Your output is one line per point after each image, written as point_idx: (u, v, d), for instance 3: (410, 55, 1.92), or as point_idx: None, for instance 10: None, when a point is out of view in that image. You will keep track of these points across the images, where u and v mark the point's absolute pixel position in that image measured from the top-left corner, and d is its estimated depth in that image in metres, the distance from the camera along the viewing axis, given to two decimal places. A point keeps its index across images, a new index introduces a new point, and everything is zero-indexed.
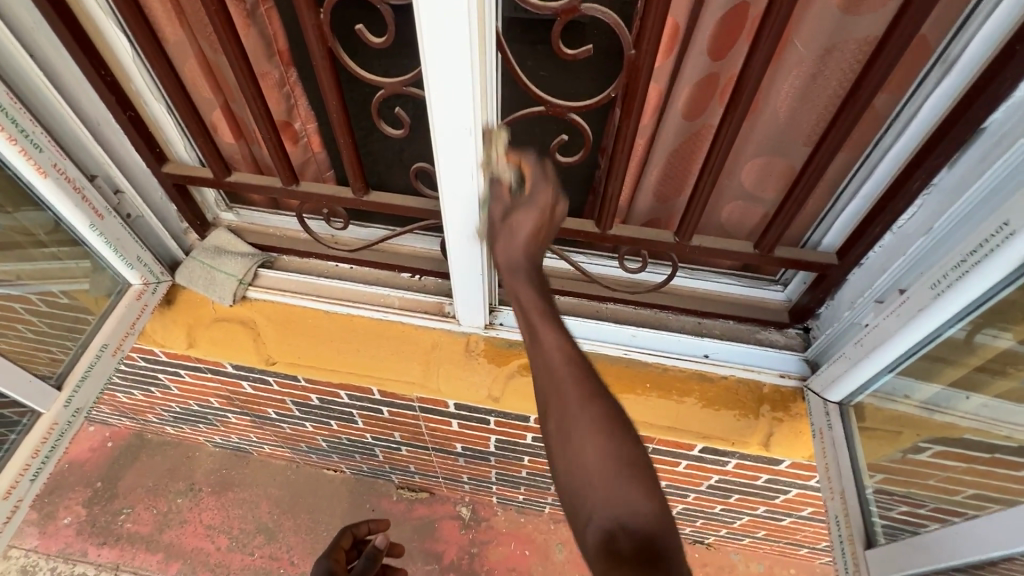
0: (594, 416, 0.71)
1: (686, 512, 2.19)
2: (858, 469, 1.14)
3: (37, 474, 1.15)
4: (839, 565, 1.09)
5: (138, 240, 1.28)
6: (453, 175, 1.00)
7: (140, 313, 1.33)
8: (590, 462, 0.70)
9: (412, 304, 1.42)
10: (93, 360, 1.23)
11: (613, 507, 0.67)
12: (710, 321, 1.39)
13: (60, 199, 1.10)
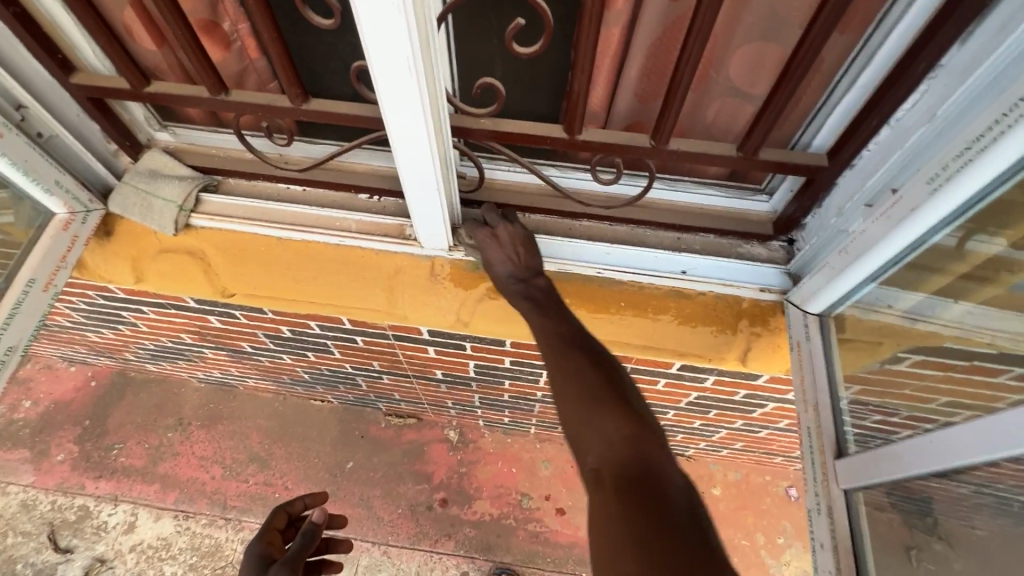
0: (579, 376, 0.88)
1: (667, 428, 2.24)
2: (834, 380, 1.10)
3: None
4: (807, 473, 1.09)
5: (54, 163, 1.15)
6: (394, 98, 0.86)
7: (71, 245, 1.22)
8: (577, 405, 0.84)
9: (371, 228, 1.30)
10: (21, 295, 1.11)
11: (597, 439, 0.78)
12: (690, 236, 1.30)
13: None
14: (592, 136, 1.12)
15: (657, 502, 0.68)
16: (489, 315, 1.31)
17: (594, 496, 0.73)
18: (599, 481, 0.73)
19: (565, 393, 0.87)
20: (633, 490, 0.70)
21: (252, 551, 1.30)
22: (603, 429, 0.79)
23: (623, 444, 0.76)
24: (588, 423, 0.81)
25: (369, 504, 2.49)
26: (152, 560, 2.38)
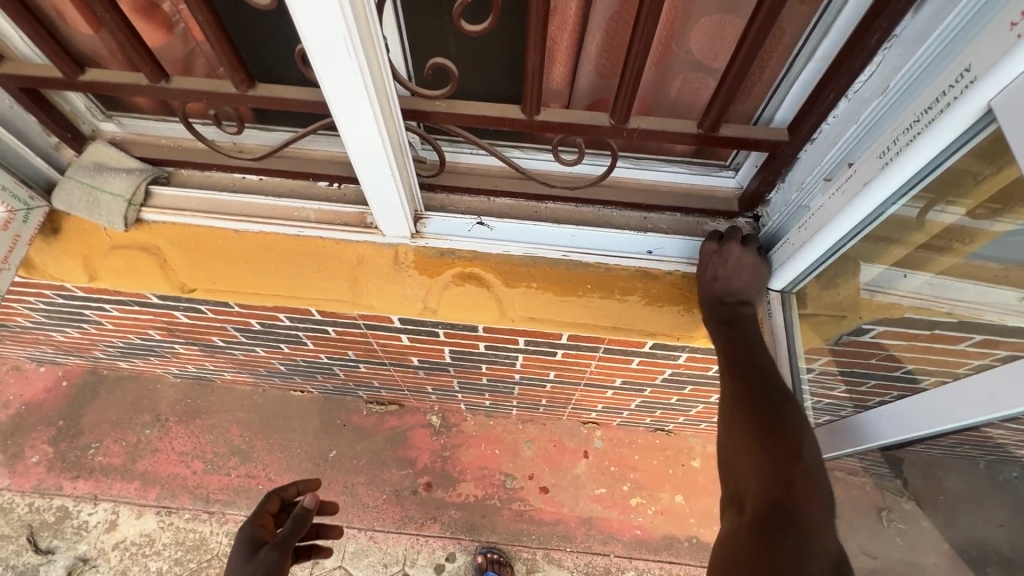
0: (743, 404, 0.96)
1: (646, 404, 2.27)
2: (793, 351, 1.16)
3: None
4: None
5: None
6: (338, 85, 0.82)
7: (13, 245, 1.19)
8: (728, 439, 0.94)
9: (331, 216, 1.26)
10: None
11: (748, 472, 0.88)
12: (656, 216, 1.30)
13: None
14: (553, 116, 1.09)
15: (792, 541, 0.78)
16: (457, 302, 1.28)
17: (734, 519, 0.86)
18: (740, 509, 0.86)
19: (731, 426, 0.95)
20: (770, 527, 0.80)
21: (243, 533, 1.31)
22: (753, 463, 0.89)
23: (772, 483, 0.85)
24: (742, 453, 0.91)
25: (353, 491, 2.50)
26: (136, 557, 2.37)
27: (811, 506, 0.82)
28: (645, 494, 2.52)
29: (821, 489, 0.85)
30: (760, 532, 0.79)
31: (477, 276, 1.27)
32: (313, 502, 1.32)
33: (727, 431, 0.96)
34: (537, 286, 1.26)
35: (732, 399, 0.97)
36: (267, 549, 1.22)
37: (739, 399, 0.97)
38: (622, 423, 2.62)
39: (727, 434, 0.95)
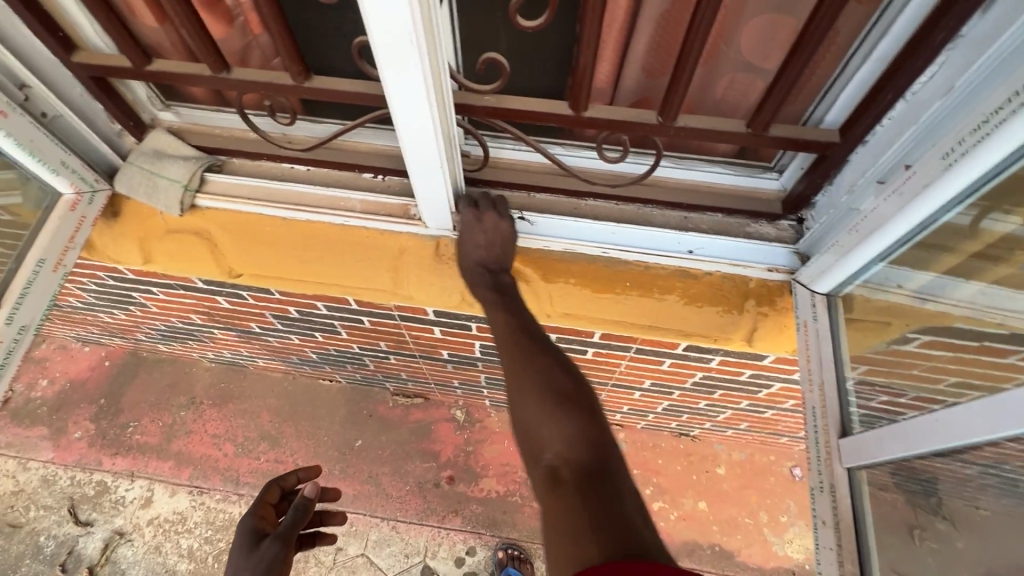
0: (530, 376, 0.97)
1: (672, 408, 2.25)
2: (841, 360, 1.08)
3: None
4: (811, 453, 1.07)
5: (59, 143, 1.14)
6: (400, 75, 0.85)
7: (79, 225, 1.20)
8: (528, 413, 0.93)
9: (375, 207, 1.29)
10: (32, 276, 1.09)
11: (552, 437, 0.88)
12: (697, 216, 1.30)
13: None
14: (598, 113, 1.10)
15: (611, 496, 0.78)
16: None
17: (550, 495, 0.81)
18: (555, 477, 0.82)
19: (537, 392, 0.95)
20: (591, 485, 0.80)
21: (245, 522, 1.36)
22: (557, 425, 0.89)
23: (578, 444, 0.86)
24: (544, 419, 0.90)
25: (377, 480, 2.54)
26: (169, 534, 2.44)
27: (626, 471, 0.83)
28: (667, 499, 2.50)
29: (617, 453, 0.87)
30: (579, 492, 0.78)
31: (515, 271, 1.29)
32: (313, 492, 1.36)
33: (519, 399, 0.96)
34: (575, 283, 1.27)
35: (532, 366, 0.99)
36: (269, 540, 1.27)
37: (527, 372, 0.98)
38: (646, 427, 2.60)
39: (517, 403, 0.95)
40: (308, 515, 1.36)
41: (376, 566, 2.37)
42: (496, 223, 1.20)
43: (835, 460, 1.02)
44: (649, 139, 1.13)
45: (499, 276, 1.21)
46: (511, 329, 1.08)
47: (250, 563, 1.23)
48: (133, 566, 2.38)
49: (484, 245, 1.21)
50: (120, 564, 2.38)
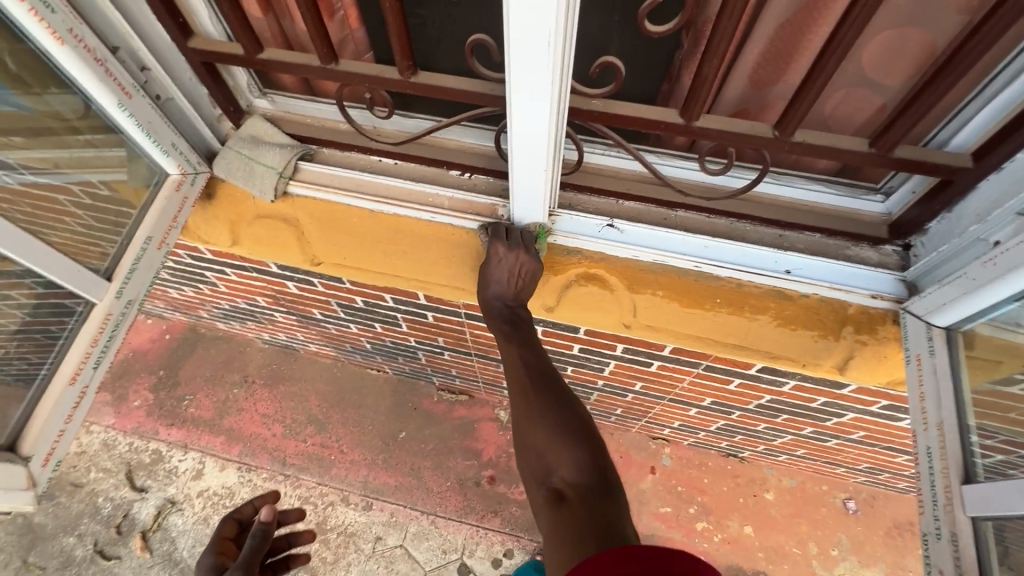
0: (538, 406, 1.03)
1: (727, 428, 2.18)
2: (963, 399, 0.97)
3: (100, 360, 1.14)
4: (924, 500, 0.96)
5: (171, 125, 1.17)
6: (524, 74, 0.84)
7: (182, 205, 1.24)
8: (537, 440, 0.99)
9: (463, 206, 1.30)
10: (139, 253, 1.17)
11: (558, 461, 0.95)
12: (793, 234, 1.25)
13: (77, 69, 0.96)
14: (709, 124, 1.06)
15: (607, 514, 0.84)
16: (579, 302, 1.27)
17: (554, 513, 0.87)
18: (561, 499, 0.89)
19: (539, 420, 1.01)
20: (591, 503, 0.86)
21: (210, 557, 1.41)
22: (567, 458, 0.94)
23: (582, 468, 0.93)
24: (550, 448, 0.96)
25: (419, 474, 2.56)
26: (217, 507, 2.51)
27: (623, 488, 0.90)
28: (711, 520, 2.43)
29: (616, 477, 0.93)
30: (581, 510, 0.84)
31: (599, 278, 1.26)
32: (265, 517, 1.34)
33: (528, 433, 1.02)
34: (662, 295, 1.23)
35: (537, 405, 1.03)
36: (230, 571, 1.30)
37: (534, 406, 1.03)
38: (693, 444, 2.54)
39: (526, 436, 1.01)
40: (265, 542, 1.36)
41: (414, 559, 2.38)
42: (514, 255, 1.17)
43: (955, 508, 0.89)
44: (758, 153, 1.08)
45: (518, 310, 1.22)
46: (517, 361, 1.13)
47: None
48: (183, 535, 2.45)
49: (509, 282, 1.20)
50: (171, 532, 2.46)
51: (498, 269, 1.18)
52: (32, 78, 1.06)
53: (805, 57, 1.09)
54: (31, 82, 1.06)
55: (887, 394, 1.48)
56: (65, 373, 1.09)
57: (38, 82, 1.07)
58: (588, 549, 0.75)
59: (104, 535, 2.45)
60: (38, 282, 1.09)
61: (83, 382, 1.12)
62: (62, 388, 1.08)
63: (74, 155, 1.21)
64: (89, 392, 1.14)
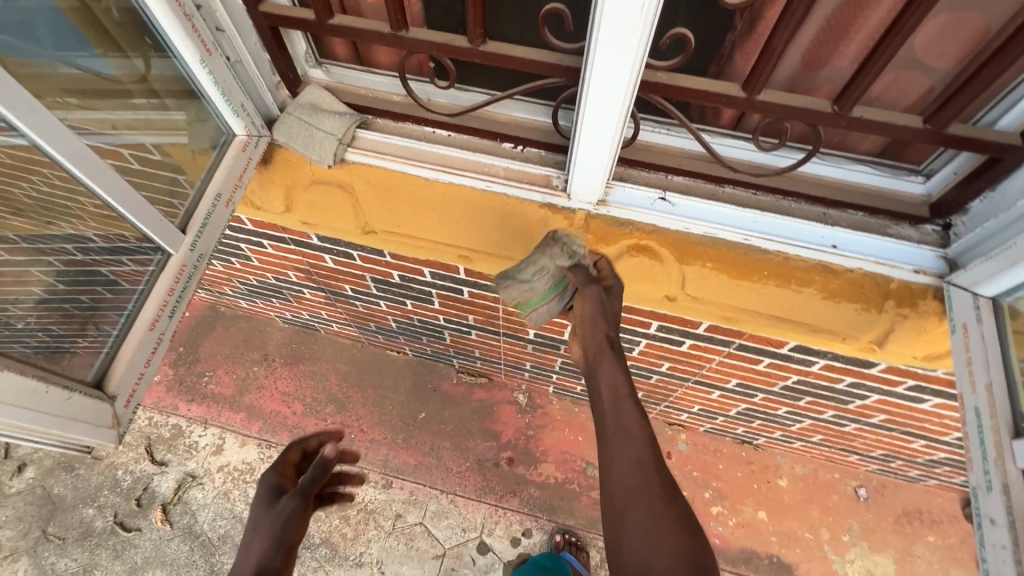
0: (639, 463, 0.91)
1: (746, 413, 2.23)
2: (1010, 365, 1.02)
3: (175, 310, 1.26)
4: (972, 460, 1.00)
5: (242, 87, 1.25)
6: (614, 32, 0.90)
7: (246, 166, 1.34)
8: (634, 508, 0.87)
9: (519, 175, 1.33)
10: (211, 208, 1.28)
11: (656, 548, 0.82)
12: (837, 212, 1.29)
13: (168, 22, 1.05)
14: (771, 98, 1.11)
15: None
16: (626, 273, 1.31)
17: None
18: None
19: (637, 477, 0.89)
20: None
21: (266, 480, 1.27)
22: (670, 553, 0.81)
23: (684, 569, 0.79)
24: (647, 522, 0.84)
25: (439, 454, 2.58)
26: (237, 482, 2.52)
27: None
28: (726, 504, 2.47)
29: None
30: None
31: (650, 250, 1.30)
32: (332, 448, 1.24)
33: (621, 493, 0.89)
34: (711, 267, 1.27)
35: (637, 462, 0.90)
36: (288, 497, 1.19)
37: (634, 463, 0.91)
38: (709, 430, 2.58)
39: (623, 464, 0.92)
40: (327, 475, 1.23)
41: (434, 536, 2.41)
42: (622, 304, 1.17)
43: (1005, 463, 0.94)
44: (814, 128, 1.13)
45: (618, 348, 1.08)
46: (622, 402, 0.99)
47: (269, 523, 1.16)
48: (204, 509, 2.47)
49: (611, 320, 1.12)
50: (191, 505, 2.47)
51: (614, 298, 1.15)
52: (122, 40, 1.17)
53: (855, 40, 1.15)
54: (126, 46, 1.18)
55: (915, 374, 1.53)
56: (144, 319, 1.20)
57: (128, 44, 1.18)
58: None
59: (124, 507, 2.46)
60: (77, 248, 1.24)
61: (160, 330, 1.22)
62: (142, 332, 1.19)
63: (132, 117, 1.23)
64: (165, 340, 1.23)
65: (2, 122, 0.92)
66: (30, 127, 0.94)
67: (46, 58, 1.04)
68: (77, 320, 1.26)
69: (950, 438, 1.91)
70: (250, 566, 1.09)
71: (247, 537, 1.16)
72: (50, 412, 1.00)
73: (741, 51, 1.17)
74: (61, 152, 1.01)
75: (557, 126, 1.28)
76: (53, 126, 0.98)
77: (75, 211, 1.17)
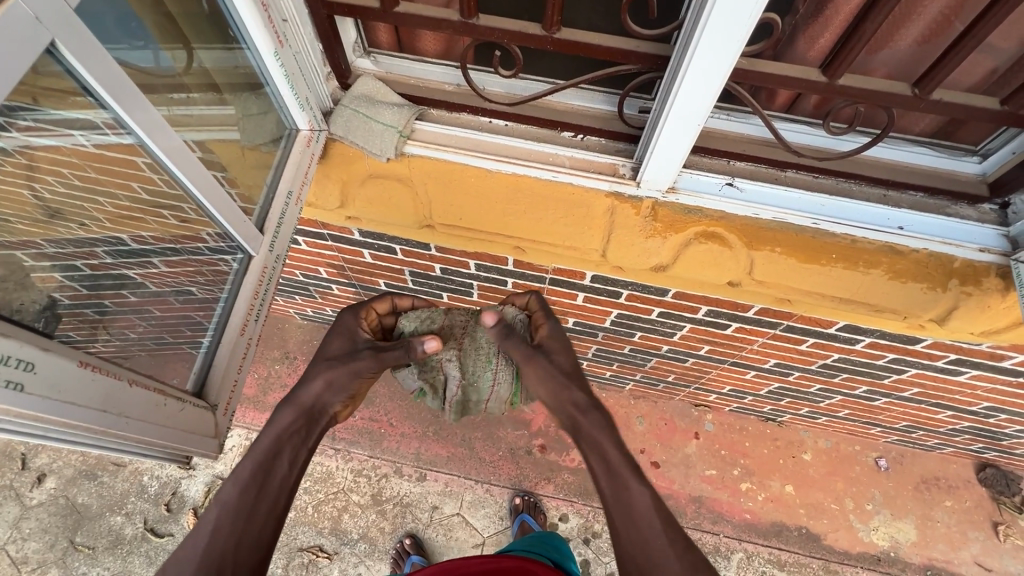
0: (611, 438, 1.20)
1: (778, 391, 2.28)
2: None
3: (260, 314, 1.32)
4: None
5: (306, 78, 1.26)
6: (714, 31, 0.94)
7: (310, 162, 1.35)
8: (632, 508, 1.11)
9: (584, 165, 1.32)
10: (284, 207, 1.31)
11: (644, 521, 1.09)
12: (896, 193, 1.31)
13: (249, 15, 1.04)
14: (851, 82, 1.12)
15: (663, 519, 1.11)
16: (694, 259, 1.34)
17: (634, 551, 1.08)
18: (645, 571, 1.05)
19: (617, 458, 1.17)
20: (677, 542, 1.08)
21: (349, 320, 1.32)
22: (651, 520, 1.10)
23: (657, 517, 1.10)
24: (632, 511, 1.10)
25: (471, 444, 2.57)
26: None
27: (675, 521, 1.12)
28: (755, 480, 2.53)
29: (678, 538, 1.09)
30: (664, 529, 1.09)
31: (719, 236, 1.32)
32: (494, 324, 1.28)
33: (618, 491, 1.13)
34: (781, 251, 1.30)
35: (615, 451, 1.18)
36: (371, 351, 1.25)
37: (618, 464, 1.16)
38: (736, 410, 2.63)
39: (620, 506, 1.12)
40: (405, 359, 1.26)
41: (472, 526, 2.43)
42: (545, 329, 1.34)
43: None
44: (889, 111, 1.13)
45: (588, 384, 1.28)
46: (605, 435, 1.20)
47: (340, 363, 1.23)
48: None
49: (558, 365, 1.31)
50: None
51: (562, 361, 1.28)
52: (190, 32, 1.12)
53: (917, 22, 1.09)
54: (189, 35, 1.12)
55: (959, 348, 1.58)
56: (234, 326, 1.26)
57: (195, 36, 1.13)
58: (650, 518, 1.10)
59: (153, 513, 2.41)
60: (110, 251, 1.22)
61: (248, 333, 1.29)
62: (235, 338, 1.26)
63: (187, 112, 1.13)
64: (252, 343, 1.31)
65: (115, 121, 0.93)
66: (138, 124, 0.94)
67: (135, 56, 0.99)
68: (88, 323, 1.12)
69: (977, 408, 1.99)
70: (315, 391, 1.21)
71: (319, 361, 1.25)
72: (171, 424, 1.08)
73: (805, 34, 1.12)
74: (164, 149, 1.01)
75: (623, 115, 1.26)
76: (157, 122, 0.98)
77: (91, 210, 1.14)
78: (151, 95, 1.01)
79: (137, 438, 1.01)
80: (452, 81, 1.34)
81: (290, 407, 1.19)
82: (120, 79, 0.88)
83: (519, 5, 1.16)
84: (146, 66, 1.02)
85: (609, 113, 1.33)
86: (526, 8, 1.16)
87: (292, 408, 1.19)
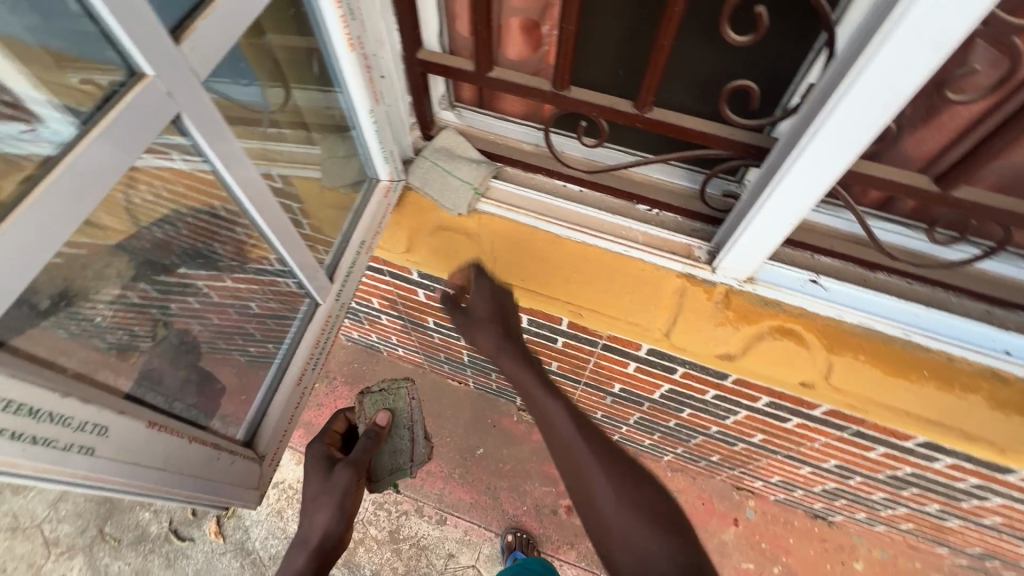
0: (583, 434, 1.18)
1: (833, 491, 2.09)
2: None
3: (317, 363, 1.37)
4: None
5: (396, 130, 1.33)
6: (826, 144, 0.89)
7: (385, 212, 1.39)
8: (623, 497, 1.06)
9: (657, 242, 1.30)
10: (354, 257, 1.34)
11: (628, 497, 1.06)
12: (1003, 313, 1.19)
13: (349, 69, 1.11)
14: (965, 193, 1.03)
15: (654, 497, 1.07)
16: (767, 356, 1.23)
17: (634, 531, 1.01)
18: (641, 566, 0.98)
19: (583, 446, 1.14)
20: (672, 524, 1.03)
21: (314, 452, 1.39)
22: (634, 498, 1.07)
23: (645, 500, 1.06)
24: (614, 488, 1.07)
25: (495, 494, 2.48)
26: (291, 501, 2.48)
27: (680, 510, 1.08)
28: None
29: (684, 521, 1.05)
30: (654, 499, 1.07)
31: (797, 334, 1.23)
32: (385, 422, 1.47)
33: (586, 480, 1.10)
34: (864, 359, 1.21)
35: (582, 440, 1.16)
36: (342, 467, 1.32)
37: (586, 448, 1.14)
38: (781, 501, 2.43)
39: (602, 502, 1.07)
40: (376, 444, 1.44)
41: None
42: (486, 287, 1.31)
43: None
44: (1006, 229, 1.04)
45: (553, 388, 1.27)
46: (566, 414, 1.21)
47: (329, 493, 1.28)
48: (257, 525, 2.43)
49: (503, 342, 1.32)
50: (245, 521, 2.44)
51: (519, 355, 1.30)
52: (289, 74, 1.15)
53: None
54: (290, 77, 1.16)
55: None
56: (292, 375, 1.31)
57: (294, 77, 1.17)
58: (638, 491, 1.07)
59: (179, 515, 2.45)
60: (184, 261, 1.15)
61: (304, 382, 1.34)
62: (291, 386, 1.30)
63: (279, 149, 1.17)
64: (307, 392, 1.35)
65: (193, 149, 0.91)
66: (216, 154, 0.93)
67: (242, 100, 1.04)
68: None
69: None
70: (319, 530, 1.23)
71: (308, 503, 1.28)
72: (216, 479, 1.08)
73: (913, 135, 1.04)
74: (239, 182, 1.00)
75: (705, 194, 1.22)
76: (234, 153, 0.97)
77: (173, 217, 1.07)
78: (241, 127, 1.02)
79: (187, 492, 1.01)
80: (533, 141, 1.35)
81: (301, 552, 1.22)
82: (205, 109, 0.86)
83: (611, 79, 1.15)
84: (251, 104, 1.06)
85: (688, 190, 1.30)
86: (618, 83, 1.15)
87: (302, 552, 1.21)
